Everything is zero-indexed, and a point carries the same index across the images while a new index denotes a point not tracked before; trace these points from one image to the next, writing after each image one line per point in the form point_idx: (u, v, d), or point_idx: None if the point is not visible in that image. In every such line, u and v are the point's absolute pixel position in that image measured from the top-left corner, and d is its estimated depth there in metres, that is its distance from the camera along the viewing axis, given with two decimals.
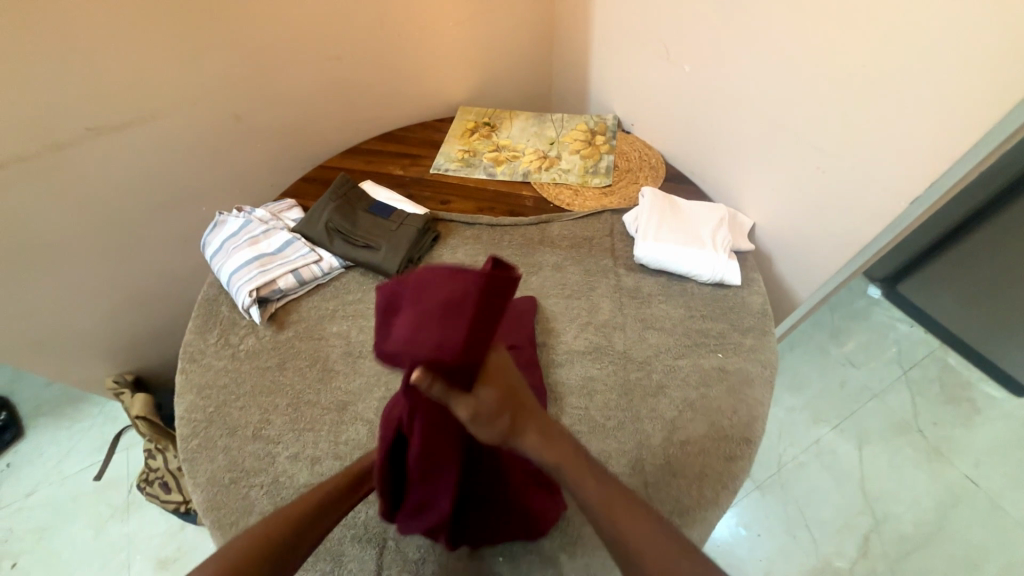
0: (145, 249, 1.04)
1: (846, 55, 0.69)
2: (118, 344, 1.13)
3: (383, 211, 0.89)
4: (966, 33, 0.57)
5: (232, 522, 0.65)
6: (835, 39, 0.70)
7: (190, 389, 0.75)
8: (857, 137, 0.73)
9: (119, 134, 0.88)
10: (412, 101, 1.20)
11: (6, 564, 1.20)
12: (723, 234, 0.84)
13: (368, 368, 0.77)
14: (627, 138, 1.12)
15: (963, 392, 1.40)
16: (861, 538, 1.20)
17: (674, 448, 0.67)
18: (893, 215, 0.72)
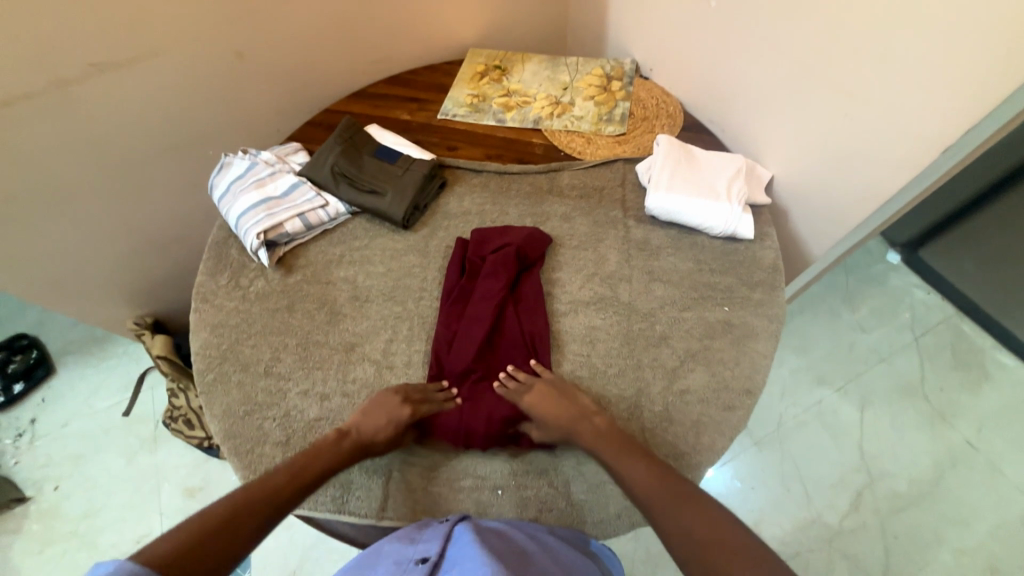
0: (156, 193, 1.04)
1: None
2: (136, 287, 1.16)
3: (389, 156, 0.87)
4: None
5: (248, 450, 0.69)
6: None
7: (204, 327, 0.77)
8: (893, 79, 0.67)
9: (122, 72, 0.86)
10: (420, 40, 1.14)
11: (50, 487, 1.31)
12: (739, 186, 0.81)
13: (375, 312, 0.78)
14: (645, 83, 1.06)
15: (975, 359, 1.38)
16: (854, 494, 1.24)
17: (673, 396, 0.68)
18: (924, 165, 0.68)
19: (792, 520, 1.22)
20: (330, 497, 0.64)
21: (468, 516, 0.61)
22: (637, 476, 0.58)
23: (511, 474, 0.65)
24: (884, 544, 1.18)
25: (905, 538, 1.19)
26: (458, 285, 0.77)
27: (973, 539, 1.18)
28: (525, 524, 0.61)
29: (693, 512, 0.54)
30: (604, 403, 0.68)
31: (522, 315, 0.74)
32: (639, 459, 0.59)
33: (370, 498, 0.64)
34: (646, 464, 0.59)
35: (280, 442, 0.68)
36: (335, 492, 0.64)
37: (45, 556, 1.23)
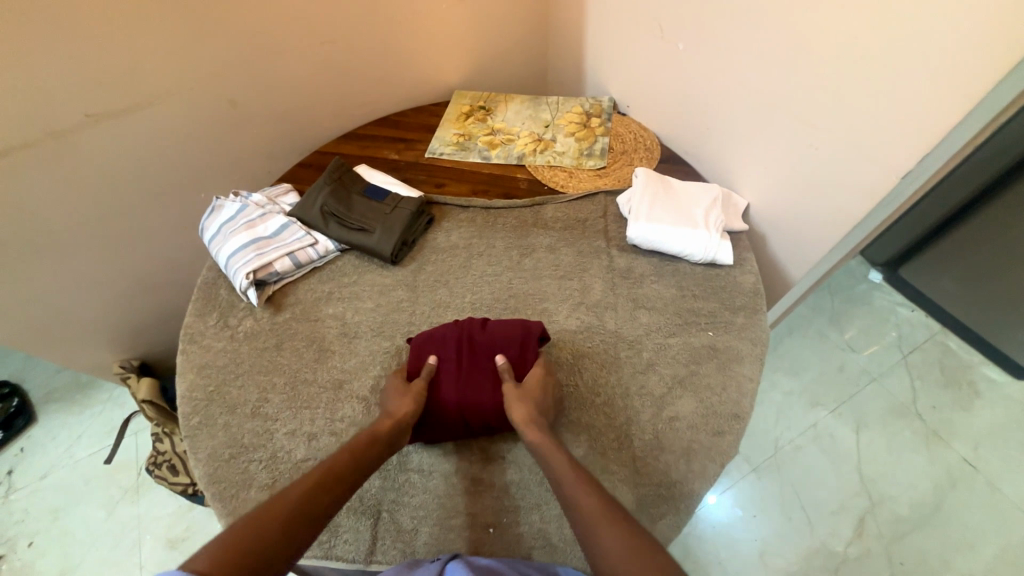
0: (146, 235, 1.05)
1: (838, 30, 0.69)
2: (123, 329, 1.16)
3: (377, 194, 0.89)
4: (958, 3, 0.56)
5: (232, 495, 0.67)
6: (828, 14, 0.69)
7: (190, 368, 0.77)
8: (851, 113, 0.72)
9: (117, 121, 0.89)
10: (407, 85, 1.20)
11: (24, 543, 1.25)
12: (716, 215, 0.84)
13: (364, 348, 0.78)
14: (623, 120, 1.11)
15: (964, 376, 1.40)
16: (856, 519, 1.22)
17: (663, 424, 0.68)
18: (886, 190, 0.72)
19: (796, 549, 1.19)
20: (317, 543, 0.62)
21: (459, 555, 0.59)
22: (582, 502, 0.52)
23: (503, 509, 0.64)
24: (891, 571, 1.16)
25: (912, 563, 1.17)
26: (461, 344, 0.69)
27: (980, 562, 1.16)
28: (516, 564, 0.59)
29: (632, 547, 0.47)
30: (594, 433, 0.68)
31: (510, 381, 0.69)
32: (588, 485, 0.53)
33: (359, 541, 0.62)
34: (590, 490, 0.53)
35: (265, 485, 0.67)
36: (322, 536, 0.63)
37: None
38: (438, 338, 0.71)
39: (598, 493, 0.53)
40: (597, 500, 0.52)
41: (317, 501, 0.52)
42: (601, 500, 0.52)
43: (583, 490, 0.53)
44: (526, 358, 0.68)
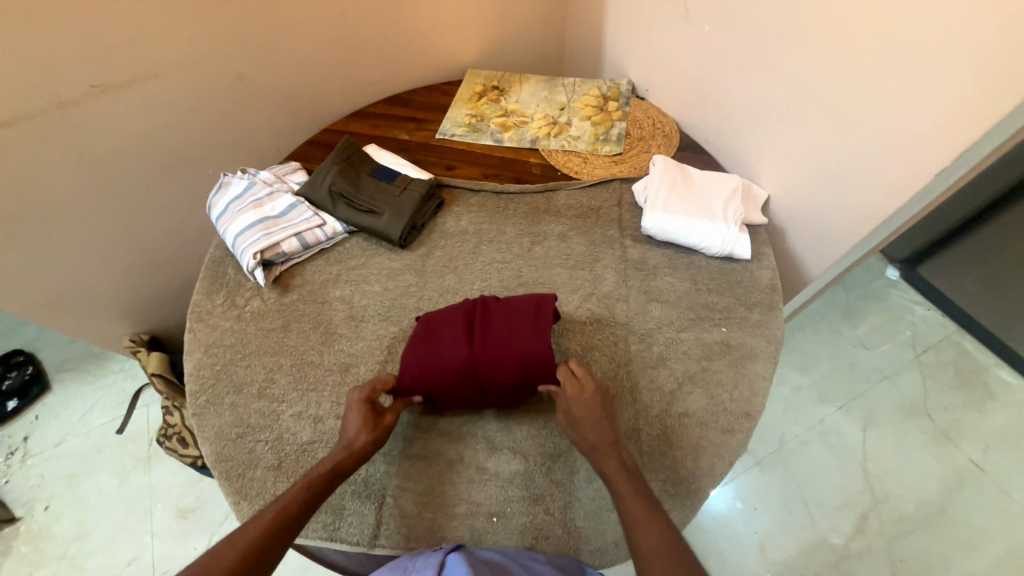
0: (155, 210, 1.05)
1: (876, 13, 0.64)
2: (132, 303, 1.16)
3: (386, 175, 0.87)
4: None
5: (239, 474, 0.67)
6: None
7: (198, 347, 0.77)
8: (883, 103, 0.68)
9: (123, 92, 0.87)
10: (419, 61, 1.16)
11: (40, 507, 1.29)
12: (735, 207, 0.81)
13: (371, 332, 0.77)
14: (641, 104, 1.07)
15: (978, 377, 1.37)
16: (858, 516, 1.22)
17: (672, 419, 0.67)
18: (916, 186, 0.68)
19: (795, 543, 1.20)
20: (322, 525, 0.63)
21: (462, 543, 0.59)
22: (643, 539, 0.53)
23: (507, 499, 0.64)
24: (891, 569, 1.16)
25: (913, 562, 1.17)
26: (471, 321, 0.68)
27: (981, 564, 1.16)
28: (518, 554, 0.59)
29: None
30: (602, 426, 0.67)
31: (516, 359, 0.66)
32: (651, 519, 0.55)
33: (363, 525, 0.63)
34: (655, 525, 0.54)
35: (271, 465, 0.67)
36: (327, 518, 0.63)
37: None
38: (450, 312, 0.69)
39: (659, 528, 0.54)
40: (658, 538, 0.53)
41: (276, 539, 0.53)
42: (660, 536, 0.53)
43: (647, 526, 0.54)
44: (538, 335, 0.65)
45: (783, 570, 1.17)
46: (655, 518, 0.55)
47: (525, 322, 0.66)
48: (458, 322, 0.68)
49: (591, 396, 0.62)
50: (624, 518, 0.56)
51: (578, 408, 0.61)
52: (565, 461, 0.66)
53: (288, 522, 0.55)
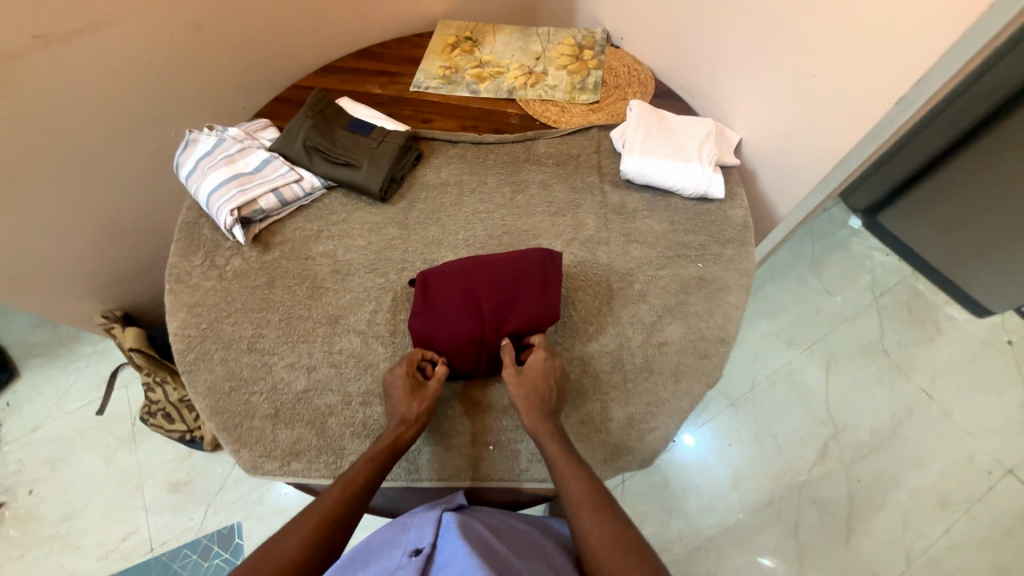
0: (117, 175, 1.00)
1: None
2: (104, 277, 1.13)
3: (362, 128, 0.86)
4: None
5: (236, 424, 0.68)
6: None
7: (181, 308, 0.76)
8: (850, 33, 0.70)
9: (72, 44, 0.82)
10: (387, 12, 1.11)
11: (24, 491, 1.27)
12: (708, 148, 0.83)
13: (358, 284, 0.77)
14: (616, 52, 1.06)
15: (928, 314, 1.48)
16: (821, 444, 1.32)
17: (652, 348, 0.71)
18: (877, 117, 0.72)
19: (765, 473, 1.30)
20: (324, 464, 0.66)
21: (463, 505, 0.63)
22: (572, 489, 0.58)
23: (503, 429, 0.67)
24: (850, 488, 1.28)
25: (869, 481, 1.28)
26: (483, 273, 0.69)
27: (928, 478, 1.29)
28: (509, 515, 0.64)
29: (612, 523, 0.56)
30: (595, 376, 0.69)
31: (525, 312, 0.68)
32: (577, 471, 0.59)
33: None
34: (582, 475, 0.59)
35: (268, 414, 0.68)
36: (329, 458, 0.66)
37: (26, 559, 1.20)
38: (452, 271, 0.70)
39: (587, 480, 0.58)
40: (585, 488, 0.58)
41: (330, 536, 0.55)
42: (590, 486, 0.58)
43: (574, 476, 0.59)
44: (550, 289, 0.69)
45: (754, 497, 1.27)
46: (579, 469, 0.59)
47: (536, 278, 0.69)
48: (462, 279, 0.69)
49: (540, 364, 0.64)
50: (553, 471, 0.60)
51: (526, 373, 0.64)
52: None
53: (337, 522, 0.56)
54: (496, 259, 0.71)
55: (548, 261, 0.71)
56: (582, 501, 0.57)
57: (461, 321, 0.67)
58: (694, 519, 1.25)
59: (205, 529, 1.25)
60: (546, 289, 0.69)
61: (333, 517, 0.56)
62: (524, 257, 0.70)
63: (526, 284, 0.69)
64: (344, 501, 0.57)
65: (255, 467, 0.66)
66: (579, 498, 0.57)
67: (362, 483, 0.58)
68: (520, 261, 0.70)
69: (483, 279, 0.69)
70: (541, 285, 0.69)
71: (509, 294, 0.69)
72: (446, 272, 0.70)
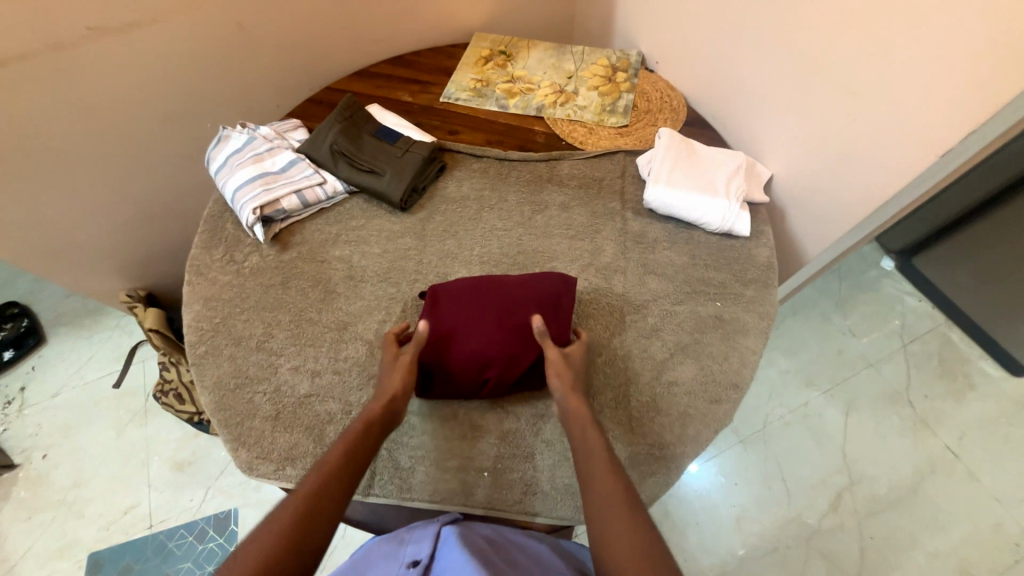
0: (152, 162, 1.03)
1: None
2: (131, 258, 1.16)
3: (389, 136, 0.86)
4: None
5: (237, 422, 0.68)
6: None
7: (197, 300, 0.77)
8: (897, 79, 0.67)
9: (121, 37, 0.85)
10: (425, 21, 1.12)
11: (39, 455, 1.31)
12: (737, 183, 0.81)
13: (369, 292, 0.77)
14: (650, 77, 1.05)
15: (960, 368, 1.41)
16: (833, 494, 1.27)
17: (661, 388, 0.69)
18: (920, 168, 0.68)
19: (771, 518, 1.25)
20: None
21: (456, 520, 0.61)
22: (606, 490, 0.52)
23: (499, 456, 0.65)
24: (861, 544, 1.21)
25: (882, 539, 1.22)
26: (492, 292, 0.69)
27: (946, 543, 1.21)
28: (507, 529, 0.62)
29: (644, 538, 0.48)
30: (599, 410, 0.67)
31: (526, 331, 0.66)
32: (614, 474, 0.53)
33: None
34: (618, 478, 0.53)
35: (269, 416, 0.68)
36: None
37: (33, 522, 1.24)
38: (465, 288, 0.70)
39: (623, 482, 0.53)
40: (620, 490, 0.52)
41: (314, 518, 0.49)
42: (625, 490, 0.52)
43: (609, 478, 0.53)
44: (560, 311, 0.68)
45: (758, 542, 1.22)
46: (617, 473, 0.53)
47: (546, 301, 0.68)
48: (473, 298, 0.69)
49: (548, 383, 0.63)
50: (585, 468, 0.55)
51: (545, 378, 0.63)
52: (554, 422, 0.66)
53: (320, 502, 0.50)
54: (507, 279, 0.71)
55: (559, 285, 0.70)
56: (617, 503, 0.51)
57: (462, 339, 0.66)
58: (693, 558, 1.21)
59: (203, 512, 1.27)
60: (553, 308, 0.68)
61: (314, 502, 0.50)
62: (535, 279, 0.70)
63: (531, 304, 0.68)
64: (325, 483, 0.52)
65: (251, 468, 0.66)
66: (613, 501, 0.51)
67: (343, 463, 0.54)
68: (531, 283, 0.70)
69: (493, 297, 0.69)
70: (549, 306, 0.68)
71: (514, 314, 0.67)
72: (459, 288, 0.70)
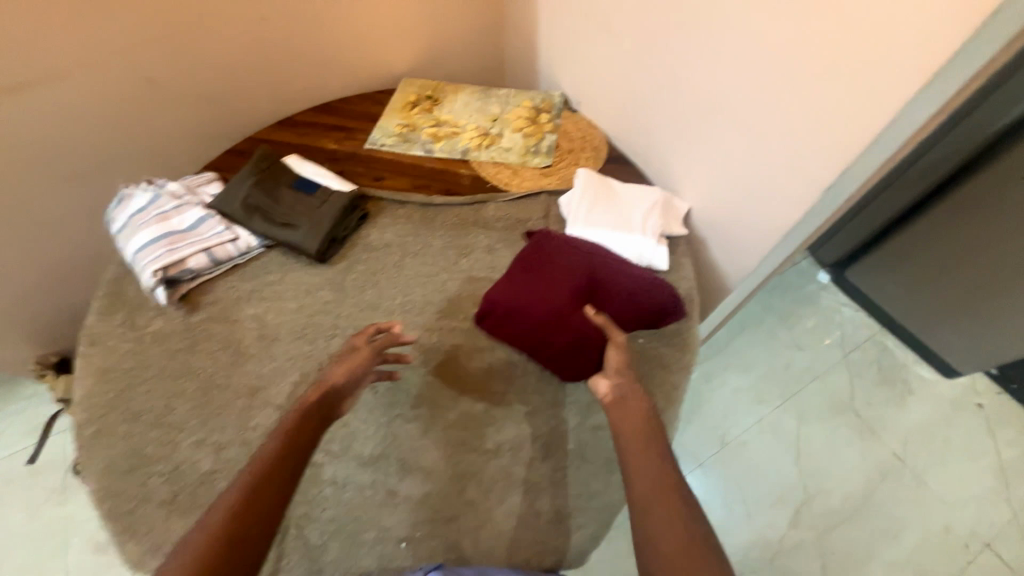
0: (60, 222, 0.97)
1: (765, 38, 0.68)
2: (40, 323, 1.07)
3: (307, 186, 0.84)
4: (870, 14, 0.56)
5: (129, 510, 0.62)
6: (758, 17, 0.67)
7: (90, 374, 0.71)
8: (779, 119, 0.71)
9: (10, 98, 0.80)
10: (350, 69, 1.13)
11: None
12: (654, 220, 0.82)
13: (283, 352, 0.73)
14: (573, 116, 1.08)
15: (898, 374, 1.46)
16: (792, 511, 1.27)
17: (587, 433, 0.67)
18: (809, 200, 0.72)
19: (733, 542, 1.24)
20: None
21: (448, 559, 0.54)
22: (639, 477, 0.51)
23: (416, 523, 0.61)
24: (822, 562, 1.21)
25: (842, 554, 1.22)
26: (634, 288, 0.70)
27: (901, 552, 1.23)
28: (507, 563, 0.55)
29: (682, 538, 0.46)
30: (524, 464, 0.65)
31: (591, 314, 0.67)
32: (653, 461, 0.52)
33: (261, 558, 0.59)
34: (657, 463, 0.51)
35: (166, 500, 0.63)
36: None
37: None
38: (592, 266, 0.70)
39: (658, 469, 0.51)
40: (656, 476, 0.51)
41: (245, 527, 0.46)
42: (664, 476, 0.50)
43: (646, 464, 0.52)
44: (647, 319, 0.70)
45: None
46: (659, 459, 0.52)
47: (653, 310, 0.69)
48: (594, 283, 0.70)
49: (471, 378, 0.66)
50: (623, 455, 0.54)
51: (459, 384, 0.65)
52: (477, 481, 0.63)
53: (251, 507, 0.47)
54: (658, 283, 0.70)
55: (663, 291, 0.70)
56: (648, 494, 0.50)
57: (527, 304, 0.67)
58: None
59: None
60: (616, 306, 0.69)
61: (241, 510, 0.46)
62: (661, 286, 0.70)
63: (616, 297, 0.69)
64: (253, 487, 0.48)
65: (143, 561, 0.60)
66: (648, 486, 0.50)
67: (272, 463, 0.50)
68: (655, 287, 0.70)
69: (621, 289, 0.69)
70: (638, 309, 0.69)
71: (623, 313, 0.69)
72: (574, 264, 0.70)
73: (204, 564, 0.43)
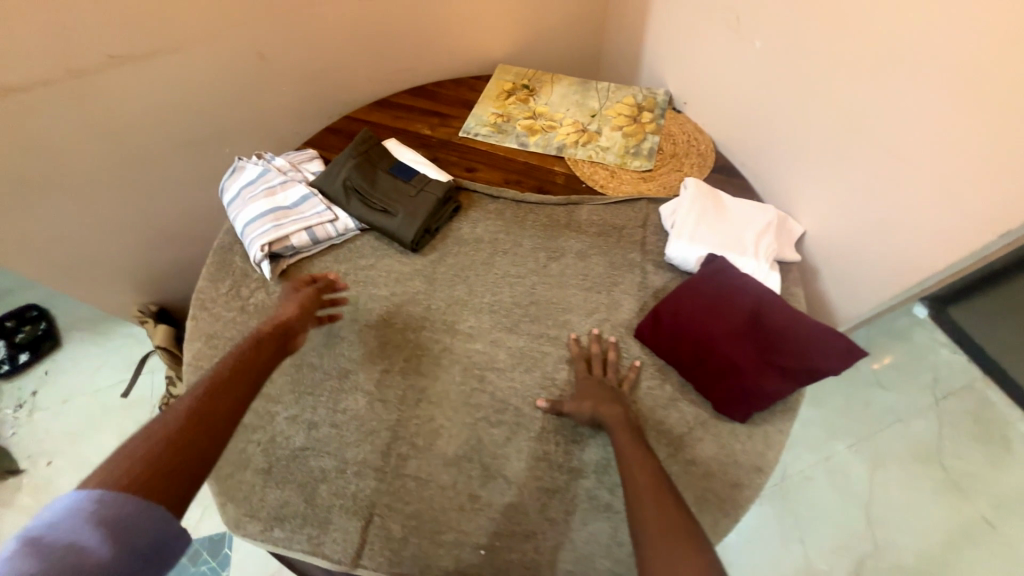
0: (173, 184, 1.03)
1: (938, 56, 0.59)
2: (149, 276, 1.15)
3: (404, 173, 0.84)
4: None
5: (227, 474, 0.66)
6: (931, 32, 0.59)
7: (199, 337, 0.76)
8: (939, 148, 0.62)
9: (140, 65, 0.85)
10: (450, 53, 1.11)
11: (42, 462, 1.27)
12: (767, 242, 0.76)
13: (373, 338, 0.74)
14: (677, 118, 1.01)
15: (1000, 431, 1.30)
16: (856, 560, 1.17)
17: (677, 467, 0.63)
18: (969, 244, 0.61)
19: None
20: (306, 537, 0.62)
21: None
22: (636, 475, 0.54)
23: (497, 533, 0.60)
24: None
25: None
26: (792, 324, 0.64)
27: None
28: None
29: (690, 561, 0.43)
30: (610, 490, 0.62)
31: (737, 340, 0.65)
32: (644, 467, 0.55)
33: (346, 542, 0.61)
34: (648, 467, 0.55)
35: (261, 469, 0.66)
36: (311, 531, 0.62)
37: None
38: (752, 290, 0.68)
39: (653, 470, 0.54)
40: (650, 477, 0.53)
41: (199, 432, 0.47)
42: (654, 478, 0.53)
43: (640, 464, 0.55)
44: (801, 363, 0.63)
45: None
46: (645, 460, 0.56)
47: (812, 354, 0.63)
48: (754, 306, 0.66)
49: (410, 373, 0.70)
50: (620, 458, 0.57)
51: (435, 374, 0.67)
52: (559, 498, 0.62)
53: (208, 413, 0.49)
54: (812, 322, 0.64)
55: (831, 342, 0.63)
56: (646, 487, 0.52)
57: (676, 309, 0.70)
58: None
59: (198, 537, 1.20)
60: (769, 341, 0.65)
61: (197, 414, 0.48)
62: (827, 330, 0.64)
63: (772, 331, 0.65)
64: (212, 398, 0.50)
65: (238, 525, 0.63)
66: (641, 485, 0.53)
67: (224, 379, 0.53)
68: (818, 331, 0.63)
69: (779, 319, 0.65)
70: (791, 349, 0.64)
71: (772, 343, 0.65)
72: (740, 281, 0.69)
73: (155, 461, 0.43)
